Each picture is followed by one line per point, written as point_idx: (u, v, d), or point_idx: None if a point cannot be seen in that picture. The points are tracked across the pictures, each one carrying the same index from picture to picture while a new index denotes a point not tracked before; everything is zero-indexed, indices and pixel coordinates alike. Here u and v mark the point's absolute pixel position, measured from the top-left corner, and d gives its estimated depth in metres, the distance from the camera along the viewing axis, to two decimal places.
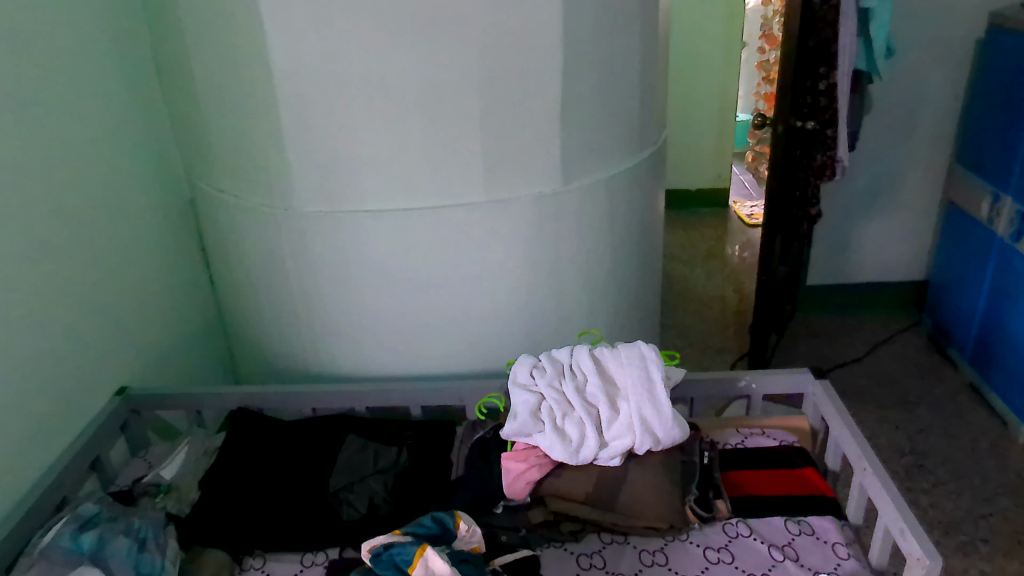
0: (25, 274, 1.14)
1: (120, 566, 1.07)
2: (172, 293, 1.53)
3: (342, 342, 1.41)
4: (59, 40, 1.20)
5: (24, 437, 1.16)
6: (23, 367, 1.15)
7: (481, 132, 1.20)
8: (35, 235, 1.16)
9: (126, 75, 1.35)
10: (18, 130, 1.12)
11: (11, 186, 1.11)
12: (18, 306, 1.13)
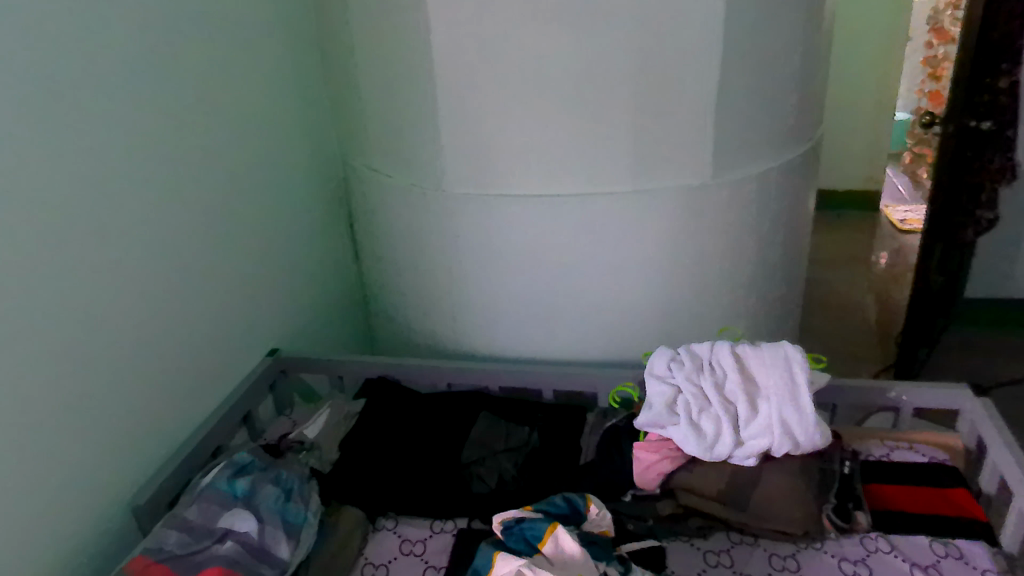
0: (200, 237, 1.25)
1: (269, 512, 1.16)
2: (320, 263, 1.63)
3: (480, 322, 1.46)
4: (235, 22, 1.29)
5: (187, 385, 1.27)
6: (194, 322, 1.26)
7: (632, 122, 1.20)
8: (209, 202, 1.27)
9: (291, 58, 1.45)
10: (202, 108, 1.23)
11: (188, 155, 1.21)
12: (192, 266, 1.24)
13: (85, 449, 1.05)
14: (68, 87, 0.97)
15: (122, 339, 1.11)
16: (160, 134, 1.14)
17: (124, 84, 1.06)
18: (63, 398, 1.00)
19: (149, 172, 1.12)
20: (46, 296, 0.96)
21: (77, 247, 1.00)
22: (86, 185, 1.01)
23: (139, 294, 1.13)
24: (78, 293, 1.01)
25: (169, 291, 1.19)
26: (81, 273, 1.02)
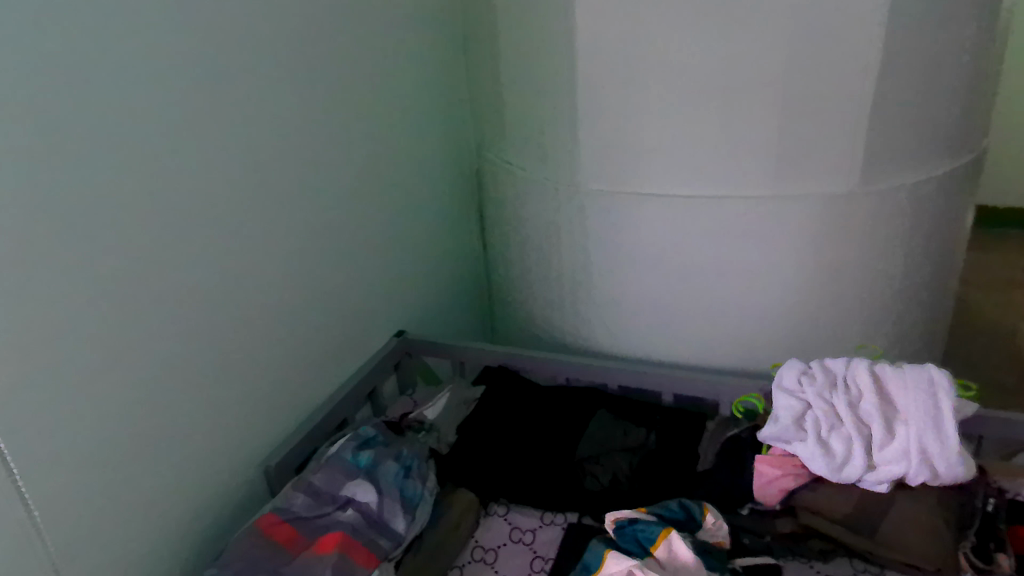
0: (342, 219, 1.32)
1: (389, 487, 1.20)
2: (447, 250, 1.69)
3: (601, 318, 1.46)
4: (385, 13, 1.35)
5: (321, 356, 1.35)
6: (331, 298, 1.34)
7: (777, 125, 1.16)
8: (352, 186, 1.33)
9: (435, 52, 1.51)
10: (353, 97, 1.30)
11: (337, 137, 1.28)
12: (333, 246, 1.31)
13: (231, 410, 1.13)
14: (242, 70, 1.05)
15: (271, 306, 1.18)
16: (316, 120, 1.21)
17: (288, 68, 1.14)
18: (218, 360, 1.09)
19: (304, 155, 1.20)
20: (214, 262, 1.05)
21: (240, 219, 1.08)
22: (251, 161, 1.09)
23: (287, 270, 1.21)
24: (235, 264, 1.09)
25: (311, 267, 1.27)
26: (243, 243, 1.10)
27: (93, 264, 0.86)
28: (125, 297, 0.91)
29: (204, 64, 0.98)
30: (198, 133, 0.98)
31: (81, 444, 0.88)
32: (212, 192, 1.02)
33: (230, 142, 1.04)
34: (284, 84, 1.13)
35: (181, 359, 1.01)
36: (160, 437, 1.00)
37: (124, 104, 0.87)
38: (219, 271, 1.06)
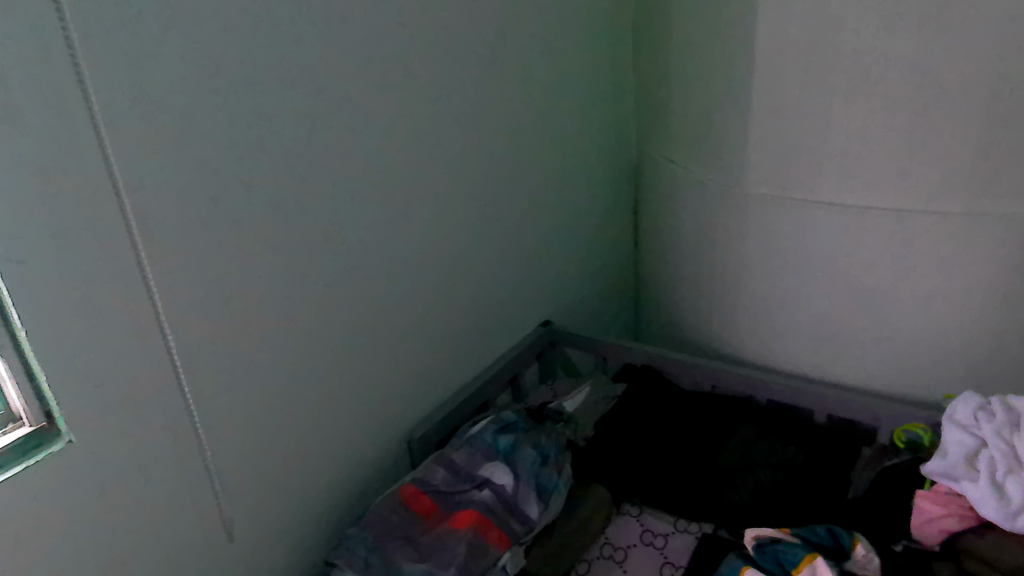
0: (498, 211, 1.39)
1: (526, 473, 1.22)
2: (600, 247, 1.71)
3: (753, 329, 1.42)
4: (561, 16, 1.41)
5: (471, 336, 1.42)
6: (484, 285, 1.41)
7: (955, 141, 1.08)
8: (510, 179, 1.40)
9: (605, 54, 1.55)
10: (519, 94, 1.36)
11: (494, 128, 1.34)
12: (488, 234, 1.38)
13: (378, 377, 1.23)
14: (414, 65, 1.14)
15: (423, 283, 1.27)
16: (480, 116, 1.29)
17: (459, 65, 1.21)
18: (368, 331, 1.19)
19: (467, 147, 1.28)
20: (372, 241, 1.15)
21: (399, 202, 1.17)
22: (411, 147, 1.18)
23: (441, 254, 1.29)
24: (391, 244, 1.18)
25: (464, 254, 1.34)
26: (400, 223, 1.19)
27: (266, 234, 0.98)
28: (291, 265, 1.03)
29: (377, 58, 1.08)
30: (367, 121, 1.08)
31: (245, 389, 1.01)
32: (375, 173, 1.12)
33: (395, 130, 1.14)
34: (450, 76, 1.21)
35: (334, 324, 1.13)
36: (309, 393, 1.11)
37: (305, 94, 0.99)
38: (375, 246, 1.16)
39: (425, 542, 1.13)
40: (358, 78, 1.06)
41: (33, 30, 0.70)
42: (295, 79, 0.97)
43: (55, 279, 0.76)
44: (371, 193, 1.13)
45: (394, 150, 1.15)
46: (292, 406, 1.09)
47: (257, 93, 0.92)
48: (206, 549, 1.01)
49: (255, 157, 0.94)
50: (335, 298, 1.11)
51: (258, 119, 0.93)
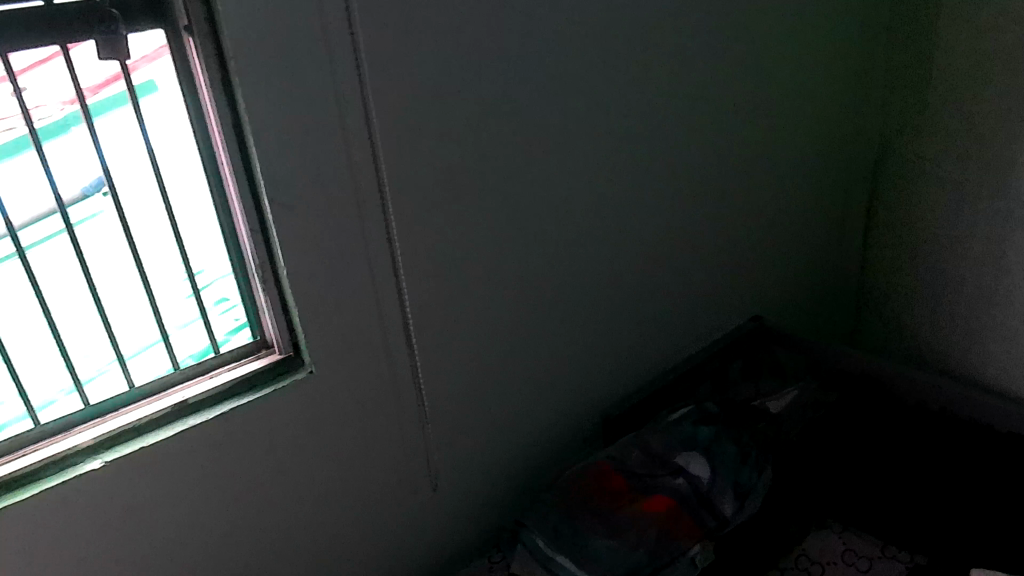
0: (719, 209, 1.40)
1: (721, 467, 1.22)
2: (825, 255, 1.64)
3: (1005, 344, 1.37)
4: (819, 19, 1.38)
5: (676, 329, 1.45)
6: (695, 280, 1.43)
7: None
8: (737, 179, 1.40)
9: (866, 58, 1.48)
10: (758, 97, 1.36)
11: (729, 137, 1.35)
12: (707, 232, 1.40)
13: (578, 352, 1.32)
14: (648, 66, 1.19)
15: (637, 283, 1.34)
16: (713, 116, 1.31)
17: (695, 66, 1.25)
18: (572, 309, 1.27)
19: (693, 144, 1.31)
20: (583, 224, 1.23)
21: (615, 191, 1.24)
22: (639, 154, 1.24)
23: (653, 245, 1.33)
24: (602, 229, 1.25)
25: (676, 248, 1.37)
26: (614, 213, 1.26)
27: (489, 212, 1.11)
28: (500, 240, 1.14)
29: (613, 70, 1.16)
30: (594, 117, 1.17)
31: (463, 358, 1.17)
32: (595, 174, 1.20)
33: (623, 137, 1.21)
34: (677, 81, 1.24)
35: (538, 297, 1.22)
36: (510, 358, 1.23)
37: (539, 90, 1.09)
38: (592, 245, 1.25)
39: (617, 519, 1.18)
40: (589, 77, 1.14)
41: (334, 62, 0.91)
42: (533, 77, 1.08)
43: (318, 248, 0.97)
44: (589, 192, 1.21)
45: (618, 153, 1.22)
46: (493, 368, 1.21)
47: (497, 100, 1.06)
48: (417, 487, 1.20)
49: (489, 157, 1.08)
50: (550, 288, 1.23)
51: (490, 123, 1.07)
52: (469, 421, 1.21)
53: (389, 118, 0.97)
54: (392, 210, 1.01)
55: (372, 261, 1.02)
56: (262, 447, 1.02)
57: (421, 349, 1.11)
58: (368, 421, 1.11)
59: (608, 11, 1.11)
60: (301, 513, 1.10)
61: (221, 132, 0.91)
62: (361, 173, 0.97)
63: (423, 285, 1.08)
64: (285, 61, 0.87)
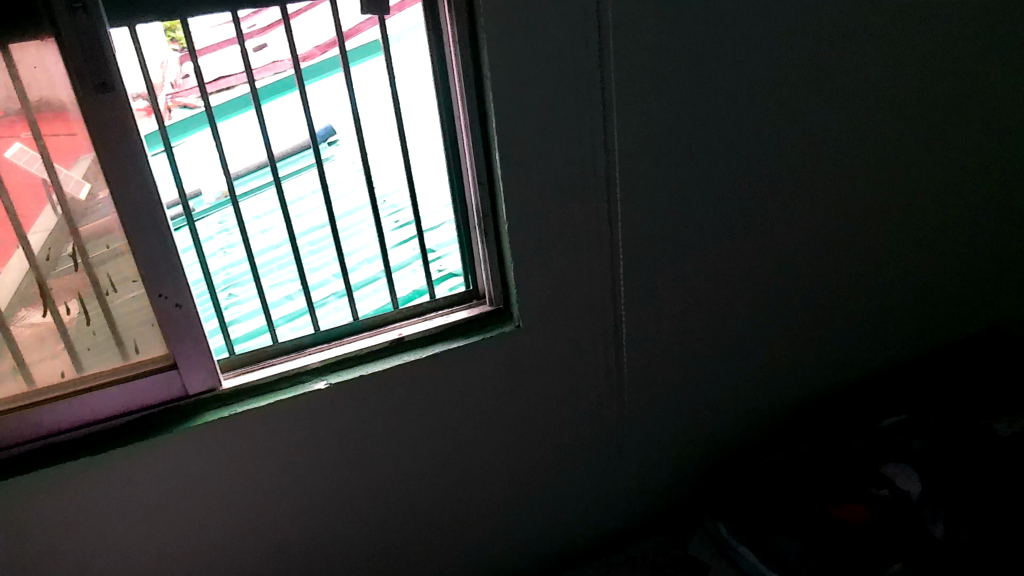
0: (920, 234, 1.33)
1: (928, 486, 1.18)
2: None
3: None
4: None
5: (856, 354, 1.39)
6: (884, 306, 1.37)
7: None
8: (942, 204, 1.32)
9: None
10: (973, 118, 1.28)
11: (936, 159, 1.28)
12: (903, 256, 1.33)
13: (750, 369, 1.30)
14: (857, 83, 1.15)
15: (850, 278, 1.30)
16: (921, 137, 1.25)
17: (906, 85, 1.19)
18: (751, 325, 1.26)
19: (898, 166, 1.25)
20: (773, 241, 1.21)
21: (809, 209, 1.21)
22: (838, 174, 1.21)
23: (843, 266, 1.29)
24: (792, 247, 1.23)
25: (868, 271, 1.31)
26: (806, 232, 1.22)
27: (679, 225, 1.12)
28: (688, 253, 1.15)
29: (827, 83, 1.13)
30: (795, 137, 1.14)
31: (664, 336, 1.19)
32: (790, 192, 1.18)
33: (823, 155, 1.18)
34: (887, 99, 1.19)
35: (719, 312, 1.22)
36: (681, 369, 1.24)
37: (743, 107, 1.09)
38: (800, 247, 1.23)
39: (822, 528, 1.18)
40: (796, 95, 1.11)
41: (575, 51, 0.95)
42: (739, 94, 1.08)
43: (547, 220, 1.02)
44: (783, 209, 1.19)
45: (817, 171, 1.18)
46: (664, 377, 1.23)
47: (723, 100, 1.07)
48: (576, 474, 1.24)
49: (709, 156, 1.09)
50: (735, 297, 1.22)
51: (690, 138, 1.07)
52: (660, 397, 1.24)
53: (626, 105, 1.01)
54: (619, 194, 1.05)
55: (592, 231, 1.06)
56: (473, 398, 1.10)
57: (601, 347, 1.15)
58: (569, 387, 1.16)
59: (833, 16, 1.09)
60: (462, 492, 1.17)
61: (463, 93, 0.95)
62: (592, 147, 1.01)
63: (636, 262, 1.11)
64: (534, 30, 0.92)
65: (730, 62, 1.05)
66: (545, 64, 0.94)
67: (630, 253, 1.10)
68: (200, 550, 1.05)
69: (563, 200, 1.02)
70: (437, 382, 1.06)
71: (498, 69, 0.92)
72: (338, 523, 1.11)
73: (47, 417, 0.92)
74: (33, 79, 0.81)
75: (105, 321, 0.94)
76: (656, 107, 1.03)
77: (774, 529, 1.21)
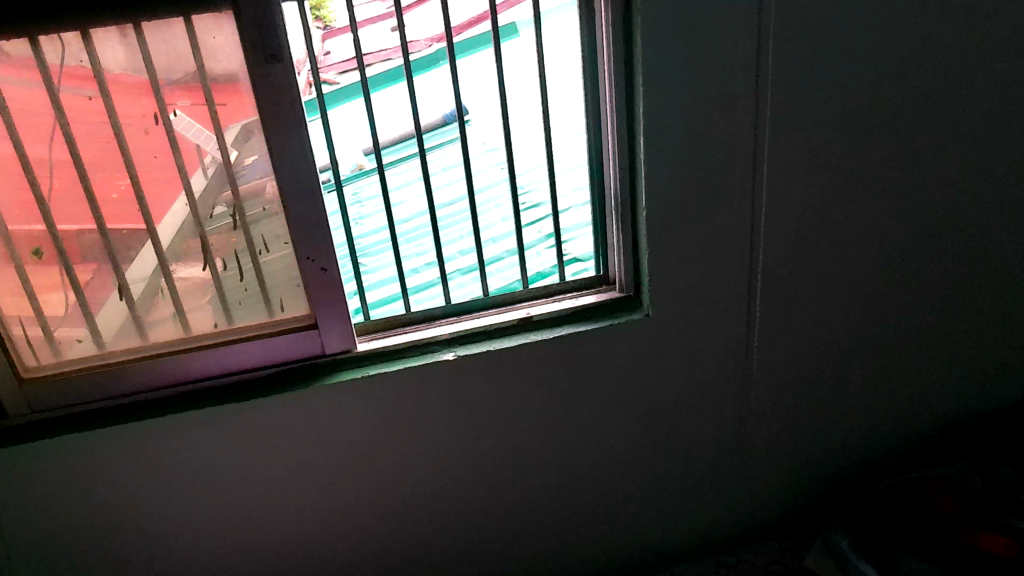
0: None
1: None
2: None
3: None
4: None
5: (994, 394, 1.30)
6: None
7: None
8: None
9: None
10: None
11: None
12: None
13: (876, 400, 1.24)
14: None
15: (1006, 294, 1.21)
16: None
17: None
18: (882, 355, 1.20)
19: None
20: (914, 270, 1.15)
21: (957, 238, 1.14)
22: (994, 204, 1.13)
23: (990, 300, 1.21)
24: (934, 277, 1.16)
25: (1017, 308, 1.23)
26: (951, 263, 1.16)
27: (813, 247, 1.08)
28: (821, 277, 1.11)
29: (991, 110, 1.06)
30: (949, 163, 1.08)
31: (798, 340, 1.14)
32: (938, 220, 1.12)
33: (979, 184, 1.11)
34: None
35: (848, 338, 1.17)
36: (803, 394, 1.20)
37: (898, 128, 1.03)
38: (943, 278, 1.17)
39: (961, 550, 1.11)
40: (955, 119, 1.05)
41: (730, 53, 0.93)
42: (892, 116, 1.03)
43: (683, 217, 1.01)
44: (928, 237, 1.13)
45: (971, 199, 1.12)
46: (783, 399, 1.19)
47: (874, 121, 1.02)
48: (679, 487, 1.23)
49: (853, 178, 1.05)
50: (868, 324, 1.17)
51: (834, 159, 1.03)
52: (778, 419, 1.21)
53: (775, 116, 0.98)
54: (762, 201, 1.02)
55: (732, 225, 1.03)
56: (596, 385, 1.10)
57: (720, 362, 1.13)
58: (693, 385, 1.14)
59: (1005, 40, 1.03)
60: (561, 492, 1.18)
61: (612, 77, 0.95)
62: (741, 138, 0.98)
63: (770, 271, 1.08)
64: (691, 15, 0.90)
65: (887, 81, 1.00)
66: (700, 50, 0.92)
67: (770, 251, 1.06)
68: (327, 507, 1.11)
69: (706, 190, 1.00)
70: (555, 377, 1.07)
71: (651, 54, 0.91)
72: (452, 498, 1.15)
73: (201, 363, 1.01)
74: (211, 49, 0.86)
75: (257, 279, 0.99)
76: (810, 100, 0.98)
77: (901, 543, 1.14)
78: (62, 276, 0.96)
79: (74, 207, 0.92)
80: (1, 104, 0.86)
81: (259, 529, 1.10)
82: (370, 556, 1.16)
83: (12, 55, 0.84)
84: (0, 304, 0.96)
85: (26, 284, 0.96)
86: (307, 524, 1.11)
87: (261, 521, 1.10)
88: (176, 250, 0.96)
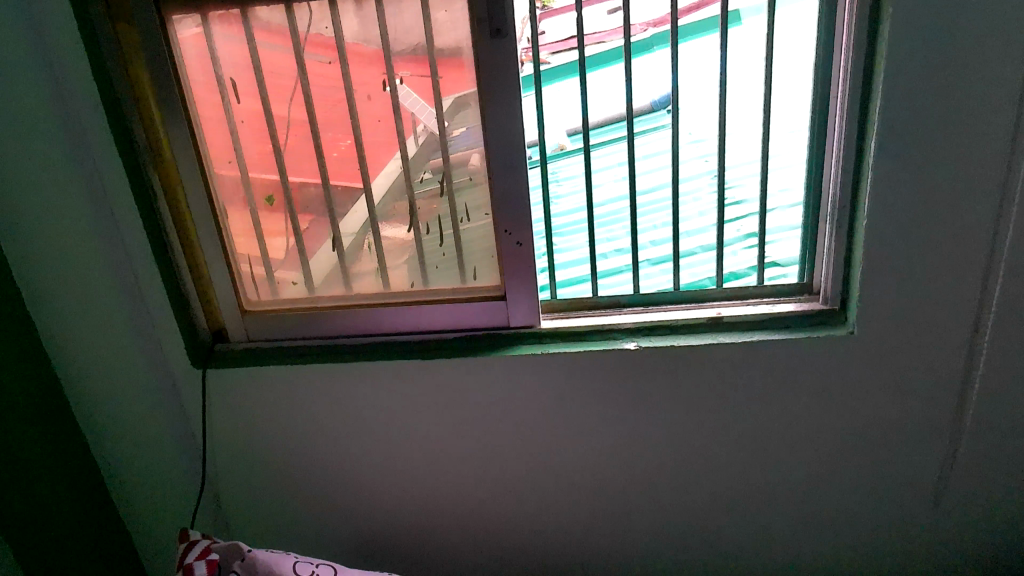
0: None
1: None
2: None
3: None
4: None
5: None
6: None
7: None
8: None
9: None
10: None
11: None
12: None
13: None
14: None
15: None
16: None
17: None
18: None
19: None
20: None
21: None
22: None
23: None
24: None
25: None
26: None
27: None
28: None
29: None
30: None
31: None
32: None
33: None
34: None
35: None
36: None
37: None
38: None
39: None
40: None
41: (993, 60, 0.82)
42: None
43: (907, 236, 0.92)
44: None
45: None
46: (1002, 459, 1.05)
47: None
48: (859, 529, 1.13)
49: None
50: None
51: None
52: (986, 479, 1.07)
53: None
54: (1007, 229, 0.91)
55: (967, 248, 0.92)
56: (781, 400, 1.03)
57: (933, 402, 1.02)
58: (891, 420, 1.04)
59: None
60: (725, 507, 1.13)
61: (848, 74, 0.88)
62: (994, 151, 0.87)
63: (1003, 313, 0.95)
64: (953, 11, 0.80)
65: None
66: (956, 47, 0.82)
67: (1010, 284, 0.94)
68: (493, 478, 1.13)
69: (938, 206, 0.90)
70: (738, 386, 1.03)
71: (896, 48, 0.83)
72: (608, 495, 1.13)
73: (395, 319, 1.07)
74: (441, 24, 0.90)
75: (454, 245, 1.03)
76: None
77: None
78: (287, 223, 1.05)
79: (304, 162, 1.01)
80: (257, 66, 0.95)
81: (423, 488, 1.16)
82: (525, 533, 1.18)
83: (269, 20, 0.92)
84: (237, 243, 1.08)
85: (257, 226, 1.06)
86: (473, 490, 1.15)
87: (431, 478, 1.15)
88: (386, 211, 1.02)
